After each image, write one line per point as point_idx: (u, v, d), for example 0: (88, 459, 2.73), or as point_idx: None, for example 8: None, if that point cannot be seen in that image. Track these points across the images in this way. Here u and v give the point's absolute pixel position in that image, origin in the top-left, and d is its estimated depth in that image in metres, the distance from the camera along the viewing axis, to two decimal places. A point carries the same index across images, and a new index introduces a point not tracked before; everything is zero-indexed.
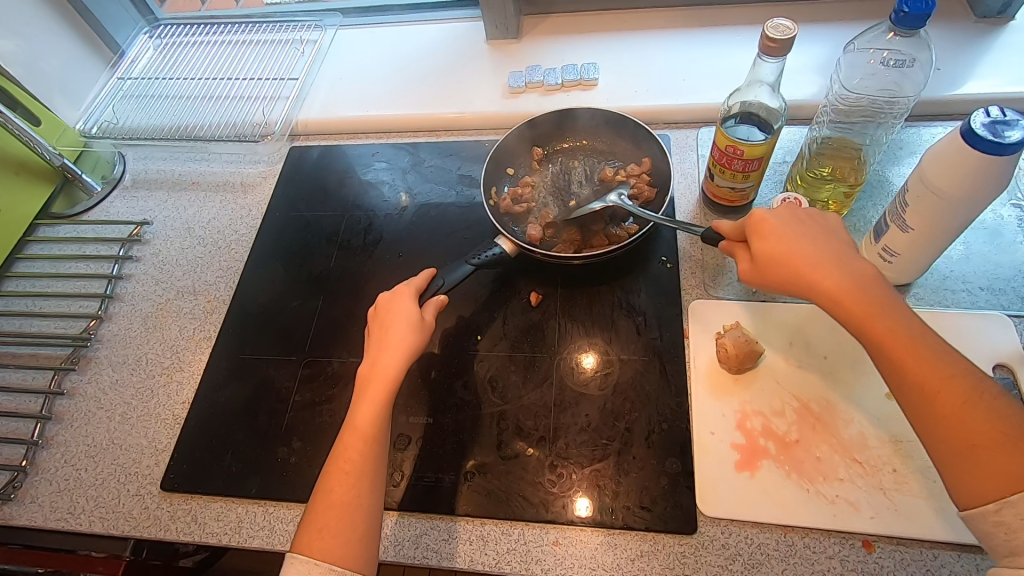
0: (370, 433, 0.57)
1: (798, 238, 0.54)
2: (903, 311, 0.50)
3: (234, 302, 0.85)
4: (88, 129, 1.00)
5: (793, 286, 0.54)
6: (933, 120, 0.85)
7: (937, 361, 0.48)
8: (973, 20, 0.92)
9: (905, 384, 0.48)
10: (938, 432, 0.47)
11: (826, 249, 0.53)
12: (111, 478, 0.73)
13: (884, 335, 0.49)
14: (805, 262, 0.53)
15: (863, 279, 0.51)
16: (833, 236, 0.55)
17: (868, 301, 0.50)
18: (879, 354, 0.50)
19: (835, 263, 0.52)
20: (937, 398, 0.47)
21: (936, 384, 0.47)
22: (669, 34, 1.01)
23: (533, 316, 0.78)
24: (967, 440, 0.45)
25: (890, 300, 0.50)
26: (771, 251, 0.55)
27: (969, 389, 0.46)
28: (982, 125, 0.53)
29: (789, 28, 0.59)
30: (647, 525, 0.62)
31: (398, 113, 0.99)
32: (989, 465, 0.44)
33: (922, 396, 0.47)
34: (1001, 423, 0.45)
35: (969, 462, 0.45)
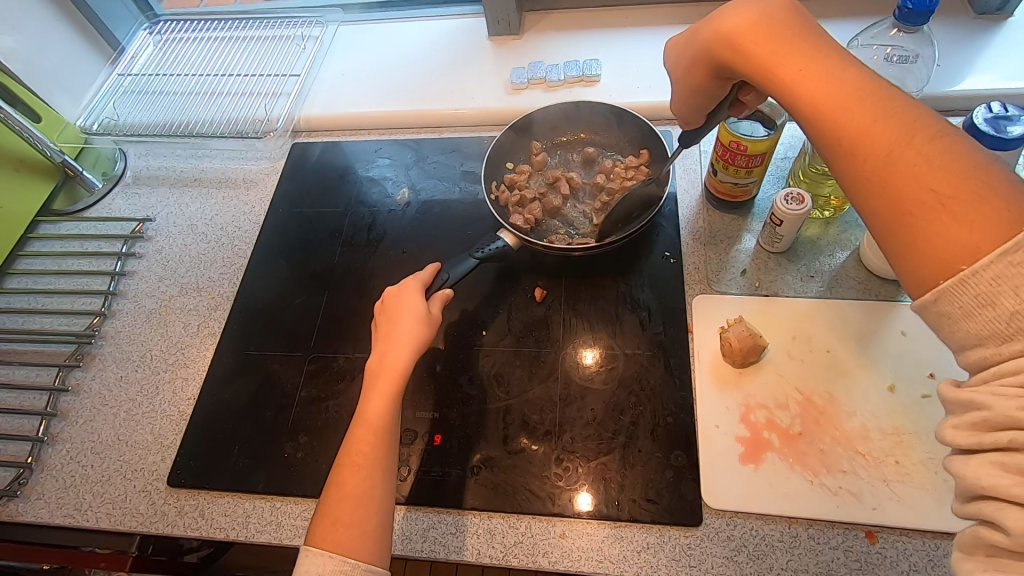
0: (380, 426, 0.57)
1: (728, 16, 0.52)
2: (837, 67, 0.45)
3: (238, 298, 0.85)
4: (90, 126, 0.99)
5: (725, 66, 0.53)
6: (933, 116, 0.85)
7: (866, 113, 0.42)
8: (973, 17, 0.92)
9: (835, 142, 0.43)
10: (867, 193, 0.41)
11: (768, 16, 0.50)
12: (117, 474, 0.73)
13: (802, 90, 0.46)
14: (729, 32, 0.52)
15: (788, 39, 0.48)
16: (780, 1, 0.51)
17: (785, 56, 0.48)
18: (806, 120, 0.46)
19: (765, 28, 0.50)
20: (863, 149, 0.41)
21: (858, 133, 0.42)
22: (671, 30, 1.01)
23: (537, 310, 0.78)
24: (898, 202, 0.39)
25: (821, 54, 0.46)
26: (700, 42, 0.55)
27: (900, 136, 0.40)
28: (983, 121, 0.54)
29: None
30: (654, 518, 0.62)
31: (400, 109, 0.99)
32: (920, 233, 0.38)
33: (847, 156, 0.42)
34: (938, 175, 0.38)
35: (899, 228, 0.39)
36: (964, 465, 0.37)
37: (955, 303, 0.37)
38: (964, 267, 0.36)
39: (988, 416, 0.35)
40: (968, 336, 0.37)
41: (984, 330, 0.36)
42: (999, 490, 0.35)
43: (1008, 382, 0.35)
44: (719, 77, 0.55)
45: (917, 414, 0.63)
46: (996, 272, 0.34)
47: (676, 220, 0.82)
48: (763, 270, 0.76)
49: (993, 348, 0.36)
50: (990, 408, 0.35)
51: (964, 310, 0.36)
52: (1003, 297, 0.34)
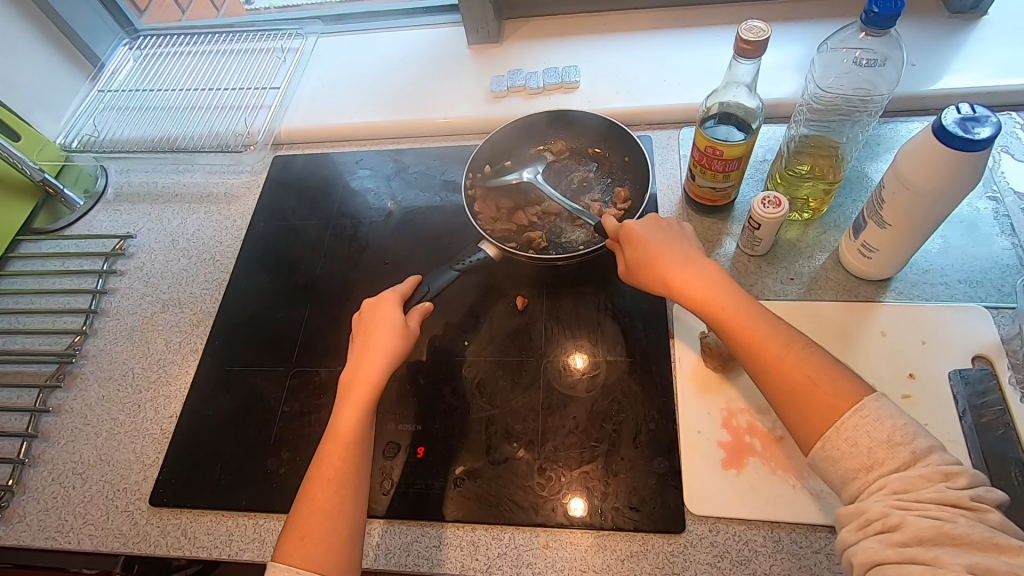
0: (352, 439, 0.57)
1: (655, 242, 0.62)
2: (749, 303, 0.56)
3: (220, 313, 0.85)
4: (69, 142, 0.99)
5: (662, 289, 0.60)
6: (909, 115, 0.86)
7: (777, 347, 0.53)
8: (947, 16, 0.93)
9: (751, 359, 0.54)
10: (797, 410, 0.50)
11: (683, 252, 0.61)
12: (99, 495, 0.73)
13: (732, 322, 0.55)
14: (669, 263, 0.60)
15: (715, 282, 0.58)
16: (693, 244, 0.62)
17: (717, 293, 0.57)
18: (735, 341, 0.55)
19: (683, 263, 0.60)
20: (785, 377, 0.51)
21: (783, 362, 0.52)
22: (650, 35, 1.01)
23: (519, 319, 0.78)
24: (821, 413, 0.49)
25: (738, 293, 0.57)
26: (645, 254, 0.62)
27: (812, 365, 0.51)
28: (953, 122, 0.54)
29: (764, 30, 0.60)
30: (636, 525, 0.62)
31: (381, 120, 0.99)
32: (841, 438, 0.48)
33: (776, 377, 0.52)
34: (843, 393, 0.49)
35: (826, 436, 0.49)
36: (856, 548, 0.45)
37: (881, 477, 0.46)
38: (838, 420, 0.48)
39: (867, 513, 0.45)
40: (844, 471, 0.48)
41: (854, 464, 0.47)
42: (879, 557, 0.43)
43: (876, 493, 0.45)
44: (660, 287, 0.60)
45: None
46: (893, 451, 0.46)
47: None
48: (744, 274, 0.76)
49: (863, 477, 0.46)
50: (867, 507, 0.45)
51: (881, 479, 0.46)
52: (903, 466, 0.45)
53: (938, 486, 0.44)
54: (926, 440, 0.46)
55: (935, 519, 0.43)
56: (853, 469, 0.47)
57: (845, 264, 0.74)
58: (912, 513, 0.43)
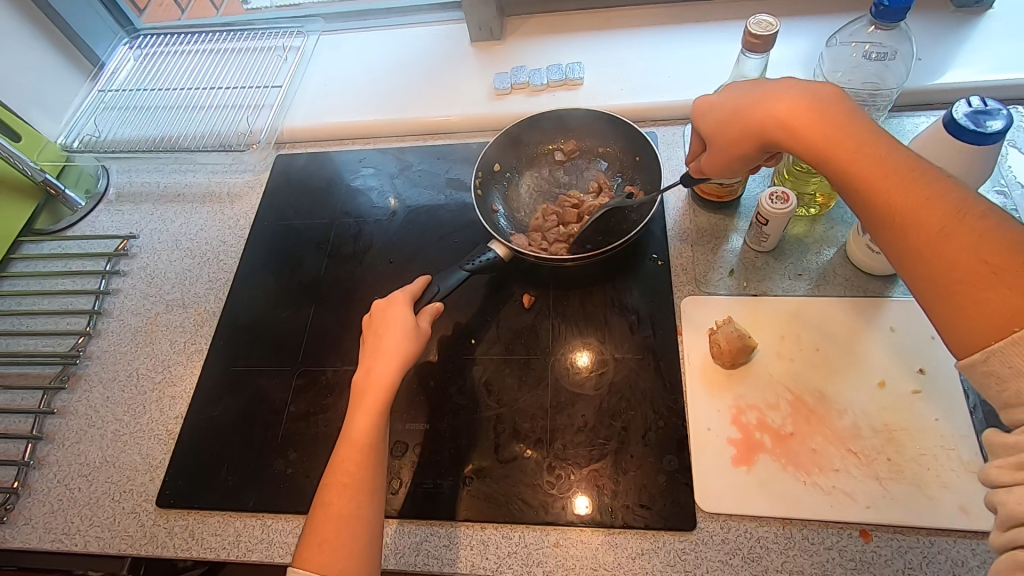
0: (366, 444, 0.57)
1: (776, 92, 0.57)
2: (889, 147, 0.50)
3: (224, 313, 0.85)
4: (70, 143, 0.99)
5: (772, 139, 0.56)
6: (915, 110, 0.86)
7: (911, 191, 0.47)
8: (952, 10, 0.92)
9: (891, 221, 0.47)
10: (917, 266, 0.46)
11: (811, 97, 0.55)
12: (105, 497, 0.72)
13: (854, 166, 0.50)
14: (774, 118, 0.56)
15: (834, 125, 0.52)
16: (824, 89, 0.56)
17: (838, 138, 0.52)
18: (879, 203, 0.48)
19: (811, 105, 0.54)
20: (914, 225, 0.46)
21: (909, 208, 0.46)
22: (653, 31, 1.01)
23: (526, 317, 0.77)
24: (951, 273, 0.43)
25: (873, 137, 0.51)
26: (744, 115, 0.58)
27: (947, 214, 0.45)
28: (964, 116, 0.54)
29: (772, 24, 0.60)
30: (647, 524, 0.62)
31: (384, 118, 0.99)
32: (969, 301, 0.42)
33: (897, 225, 0.47)
34: (987, 248, 0.42)
35: (953, 298, 0.43)
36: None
37: (1005, 362, 0.40)
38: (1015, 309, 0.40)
39: None
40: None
41: None
42: None
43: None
44: (764, 143, 0.57)
45: (908, 411, 0.63)
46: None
47: (664, 223, 0.82)
48: (751, 270, 0.76)
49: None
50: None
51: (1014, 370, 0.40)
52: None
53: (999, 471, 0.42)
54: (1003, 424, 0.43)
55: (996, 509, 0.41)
56: None
57: (853, 260, 0.74)
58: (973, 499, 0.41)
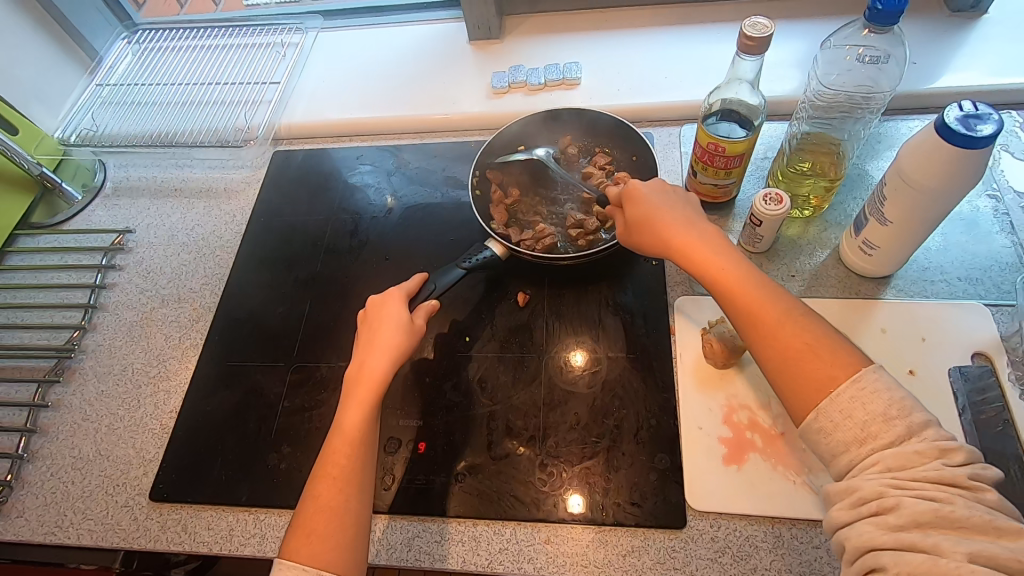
0: (357, 437, 0.57)
1: (658, 206, 0.62)
2: (734, 256, 0.57)
3: (220, 309, 0.85)
4: (68, 137, 0.99)
5: (655, 246, 0.61)
6: (910, 113, 0.86)
7: (756, 295, 0.53)
8: (948, 14, 0.93)
9: (738, 321, 0.54)
10: (762, 348, 0.51)
11: (687, 217, 0.60)
12: (99, 490, 0.72)
13: (717, 269, 0.56)
14: (661, 226, 0.60)
15: (702, 239, 0.58)
16: (696, 210, 0.62)
17: (702, 247, 0.58)
18: (734, 306, 0.54)
19: (685, 223, 0.60)
20: (759, 321, 0.52)
21: (756, 305, 0.53)
22: (651, 32, 1.01)
23: (520, 315, 0.78)
24: (786, 354, 0.50)
25: (732, 250, 0.57)
26: (639, 219, 0.62)
27: (783, 310, 0.52)
28: (955, 120, 0.54)
29: (767, 26, 0.60)
30: (637, 521, 0.62)
31: (381, 116, 0.99)
32: (802, 378, 0.48)
33: (745, 317, 0.53)
34: (807, 335, 0.50)
35: (789, 370, 0.49)
36: (849, 530, 0.44)
37: (828, 417, 0.47)
38: (832, 390, 0.47)
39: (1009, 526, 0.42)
40: (837, 444, 0.47)
41: (1003, 475, 0.43)
42: None
43: None
44: (649, 242, 0.61)
45: None
46: (852, 393, 0.46)
47: None
48: None
49: (856, 451, 0.46)
50: (862, 487, 0.44)
51: (834, 424, 0.46)
52: (857, 411, 0.46)
53: (934, 464, 0.43)
54: (921, 415, 0.45)
55: (932, 501, 0.41)
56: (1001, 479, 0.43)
57: (846, 262, 0.74)
58: (910, 493, 0.42)
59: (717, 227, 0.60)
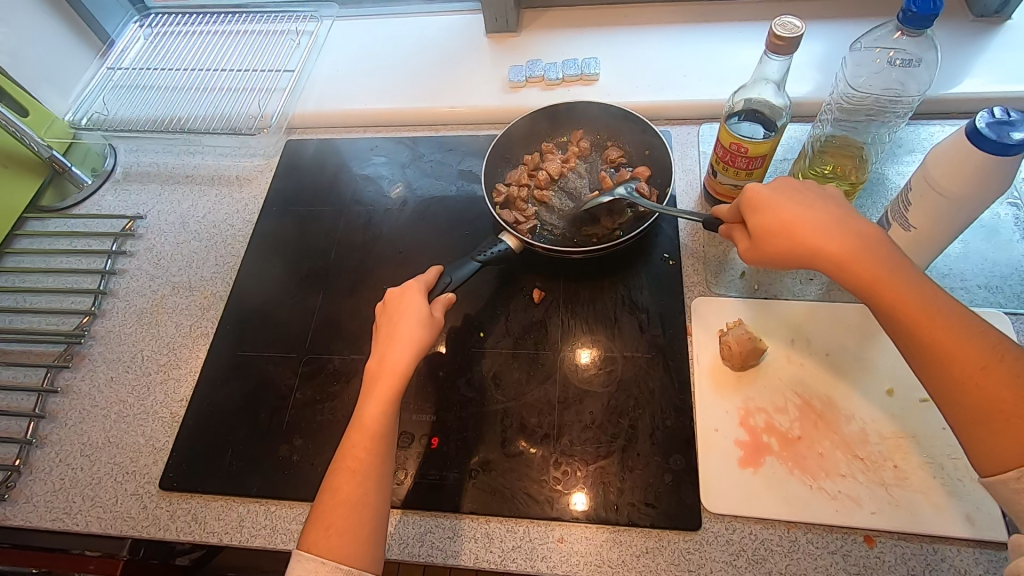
0: (376, 431, 0.56)
1: (806, 211, 0.54)
2: (912, 273, 0.51)
3: (232, 298, 0.84)
4: (78, 120, 0.97)
5: (799, 257, 0.54)
6: (930, 118, 0.86)
7: (956, 330, 0.47)
8: (971, 19, 0.92)
9: (926, 358, 0.48)
10: (957, 403, 0.47)
11: (836, 221, 0.53)
12: (108, 477, 0.72)
13: (897, 295, 0.49)
14: (811, 236, 0.53)
15: (871, 254, 0.51)
16: (846, 209, 0.55)
17: (878, 269, 0.50)
18: (922, 346, 0.48)
19: (839, 231, 0.53)
20: (955, 363, 0.47)
21: (953, 348, 0.47)
22: (670, 29, 1.00)
23: (535, 312, 0.77)
24: (993, 409, 0.45)
25: (904, 267, 0.51)
26: (780, 224, 0.54)
27: (991, 353, 0.46)
28: (986, 126, 0.53)
29: (797, 27, 0.59)
30: (652, 522, 0.62)
31: (394, 107, 0.98)
32: (1014, 439, 0.44)
33: (941, 355, 0.47)
34: None
35: (994, 433, 0.45)
36: None
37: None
38: None
39: None
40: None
41: None
42: None
43: None
44: (794, 258, 0.54)
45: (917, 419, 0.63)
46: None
47: (675, 223, 0.82)
48: (762, 272, 0.76)
49: None
50: None
51: None
52: None
53: None
54: None
55: None
56: None
57: None
58: None
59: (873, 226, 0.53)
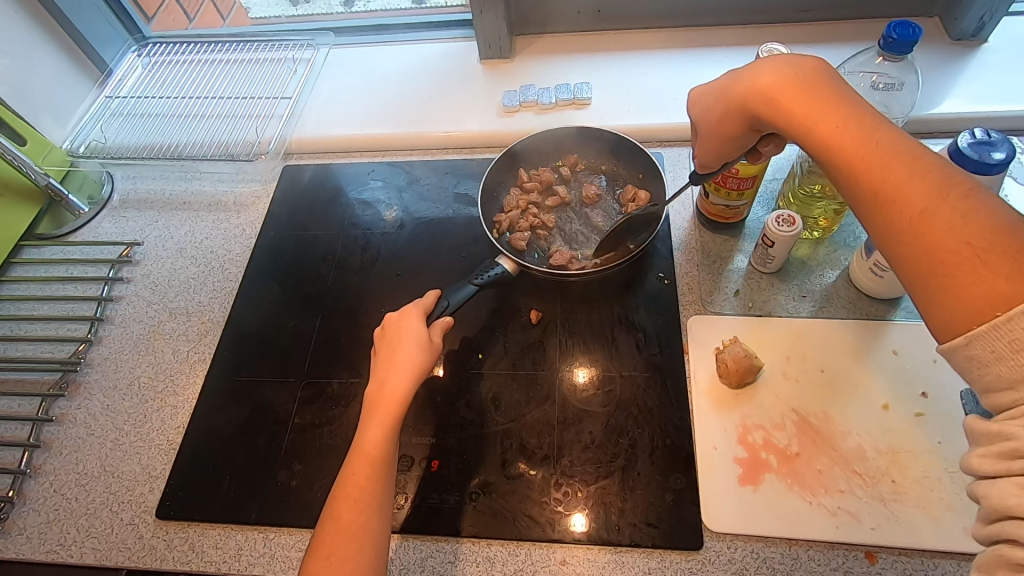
0: (378, 457, 0.56)
1: (762, 74, 0.55)
2: (856, 113, 0.49)
3: (230, 323, 0.84)
4: (76, 148, 0.98)
5: (753, 106, 0.56)
6: (913, 138, 0.88)
7: (893, 169, 0.45)
8: (949, 43, 0.95)
9: (869, 201, 0.46)
10: (901, 241, 0.43)
11: (791, 74, 0.54)
12: (103, 507, 0.71)
13: (837, 142, 0.48)
14: (760, 95, 0.55)
15: (819, 99, 0.51)
16: (819, 64, 0.54)
17: (817, 112, 0.50)
18: (857, 183, 0.47)
19: (791, 85, 0.53)
20: (895, 205, 0.44)
21: (889, 185, 0.44)
22: (660, 54, 1.03)
23: (533, 333, 0.78)
24: (931, 252, 0.41)
25: (853, 112, 0.49)
26: (733, 93, 0.58)
27: (936, 193, 0.42)
28: (967, 146, 0.55)
29: (783, 54, 0.61)
30: (654, 542, 0.62)
31: (390, 132, 0.99)
32: (951, 285, 0.40)
33: (872, 199, 0.45)
34: (975, 231, 0.40)
35: (931, 279, 0.41)
36: (991, 487, 0.38)
37: (987, 346, 0.38)
38: (1000, 312, 0.37)
39: (1015, 443, 0.37)
40: (995, 378, 0.38)
41: (1013, 374, 0.37)
42: (1019, 508, 0.36)
43: None
44: (745, 124, 0.58)
45: (913, 434, 0.64)
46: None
47: (669, 243, 0.83)
48: (756, 291, 0.77)
49: (1022, 391, 0.37)
50: (1017, 438, 0.36)
51: (992, 354, 0.38)
52: None
53: None
54: None
55: None
56: (1012, 378, 0.37)
57: (856, 284, 0.75)
58: None
59: (842, 83, 0.51)
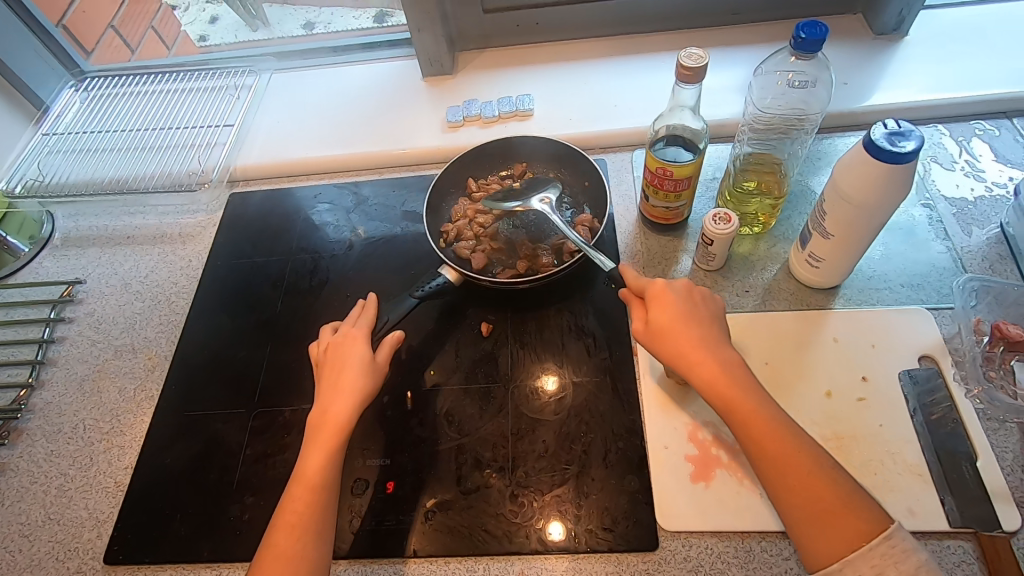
0: (318, 484, 0.56)
1: (688, 323, 0.58)
2: (762, 399, 0.54)
3: (178, 357, 0.83)
4: (12, 188, 0.97)
5: (677, 364, 0.57)
6: (844, 131, 0.91)
7: (786, 442, 0.52)
8: (873, 37, 0.99)
9: (764, 464, 0.52)
10: (788, 497, 0.50)
11: (710, 334, 0.58)
12: (48, 557, 0.68)
13: (747, 409, 0.53)
14: (687, 346, 0.57)
15: (736, 378, 0.55)
16: (718, 325, 0.59)
17: (735, 385, 0.54)
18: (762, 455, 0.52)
19: (714, 349, 0.57)
20: (790, 470, 0.50)
21: (785, 454, 0.51)
22: (599, 63, 1.05)
23: (485, 345, 0.78)
24: (817, 505, 0.49)
25: (753, 387, 0.55)
26: (663, 329, 0.58)
27: (815, 459, 0.51)
28: (881, 137, 0.57)
29: (700, 57, 0.63)
30: (610, 546, 0.62)
31: (335, 153, 0.99)
32: (832, 530, 0.48)
33: (773, 465, 0.51)
34: (841, 491, 0.49)
35: (816, 526, 0.49)
36: None
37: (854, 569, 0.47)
38: (863, 544, 0.47)
39: None
40: None
41: None
42: None
43: None
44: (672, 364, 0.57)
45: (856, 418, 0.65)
46: (883, 550, 0.47)
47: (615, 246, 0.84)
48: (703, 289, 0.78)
49: None
50: None
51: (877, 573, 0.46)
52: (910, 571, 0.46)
53: None
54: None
55: None
56: None
57: (796, 275, 0.76)
58: None
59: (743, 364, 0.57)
